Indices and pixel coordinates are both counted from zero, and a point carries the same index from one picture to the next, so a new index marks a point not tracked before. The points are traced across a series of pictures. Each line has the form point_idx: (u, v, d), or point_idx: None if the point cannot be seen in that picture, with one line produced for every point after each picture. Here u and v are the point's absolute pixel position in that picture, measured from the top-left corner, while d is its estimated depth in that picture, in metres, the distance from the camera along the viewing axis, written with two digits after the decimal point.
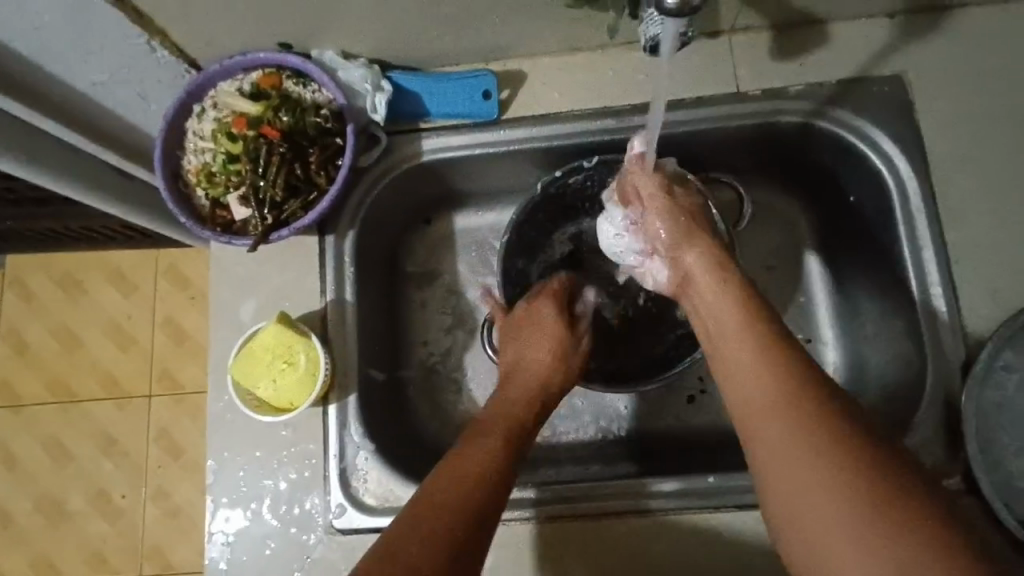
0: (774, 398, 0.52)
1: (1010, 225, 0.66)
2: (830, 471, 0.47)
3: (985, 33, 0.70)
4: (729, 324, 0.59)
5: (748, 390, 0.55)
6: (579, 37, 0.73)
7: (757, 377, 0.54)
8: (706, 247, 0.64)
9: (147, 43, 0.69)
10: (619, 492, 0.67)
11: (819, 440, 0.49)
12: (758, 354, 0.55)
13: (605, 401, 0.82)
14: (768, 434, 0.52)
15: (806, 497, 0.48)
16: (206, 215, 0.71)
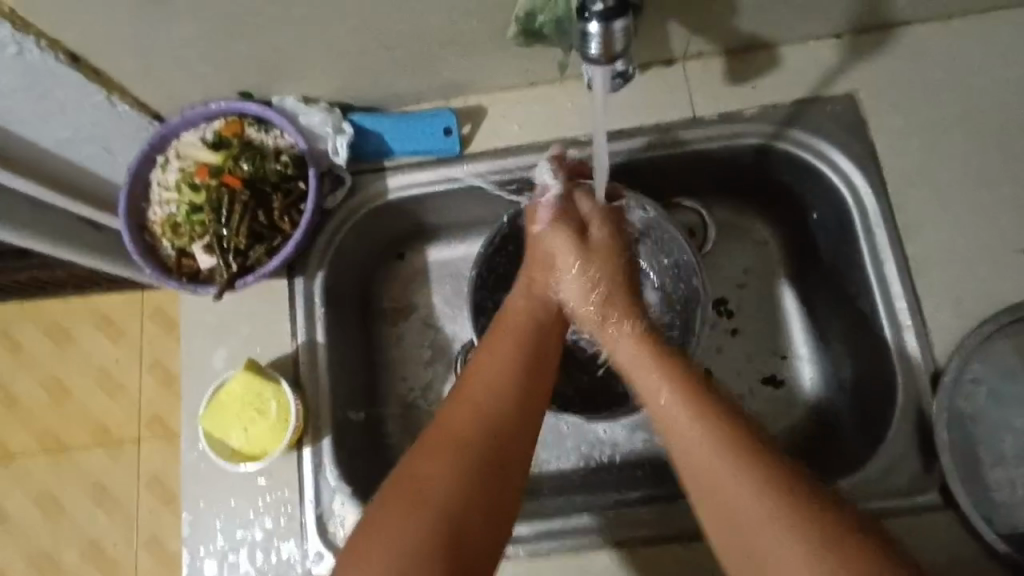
0: (701, 436, 0.54)
1: (968, 235, 0.67)
2: (753, 493, 0.50)
3: (932, 49, 0.71)
4: (647, 373, 0.62)
5: (677, 432, 0.56)
6: (536, 71, 0.74)
7: (679, 411, 0.57)
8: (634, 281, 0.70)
9: (108, 99, 0.68)
10: (596, 522, 0.67)
11: (744, 466, 0.52)
12: (681, 394, 0.58)
13: (587, 427, 0.81)
14: (697, 470, 0.53)
15: (743, 520, 0.50)
16: (172, 265, 0.71)
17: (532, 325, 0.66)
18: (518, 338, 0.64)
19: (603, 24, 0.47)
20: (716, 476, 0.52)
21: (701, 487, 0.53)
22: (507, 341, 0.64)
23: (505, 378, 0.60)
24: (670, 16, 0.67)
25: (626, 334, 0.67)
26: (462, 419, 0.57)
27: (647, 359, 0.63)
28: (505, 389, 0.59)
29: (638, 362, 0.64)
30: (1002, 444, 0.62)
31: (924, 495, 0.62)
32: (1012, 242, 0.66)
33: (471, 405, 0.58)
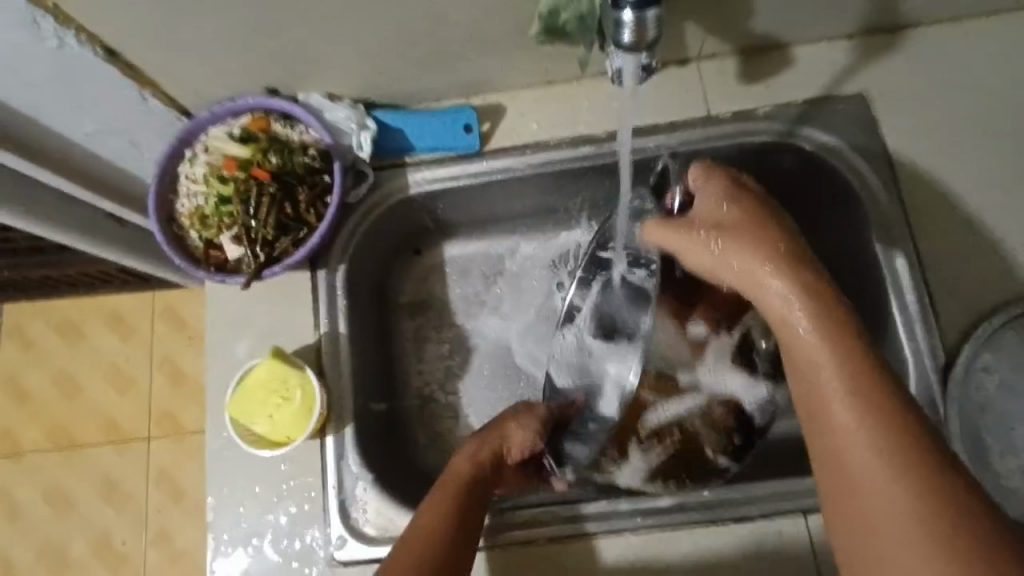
0: (845, 394, 0.47)
1: (978, 231, 0.68)
2: (884, 463, 0.44)
3: (940, 50, 0.73)
4: (797, 338, 0.51)
5: (813, 386, 0.49)
6: (554, 70, 0.76)
7: (829, 370, 0.48)
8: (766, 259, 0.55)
9: (139, 93, 0.71)
10: (553, 518, 0.68)
11: (885, 434, 0.45)
12: (827, 361, 0.49)
13: None
14: (833, 420, 0.47)
15: (870, 477, 0.45)
16: (200, 255, 0.73)
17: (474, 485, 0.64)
18: (458, 486, 0.63)
19: (638, 12, 0.48)
20: (855, 430, 0.46)
21: (829, 436, 0.47)
22: (443, 487, 0.63)
23: (442, 517, 0.59)
24: (687, 16, 0.69)
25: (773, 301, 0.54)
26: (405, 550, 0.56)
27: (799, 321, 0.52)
28: (440, 535, 0.58)
29: (785, 328, 0.53)
30: (1013, 434, 0.63)
31: None
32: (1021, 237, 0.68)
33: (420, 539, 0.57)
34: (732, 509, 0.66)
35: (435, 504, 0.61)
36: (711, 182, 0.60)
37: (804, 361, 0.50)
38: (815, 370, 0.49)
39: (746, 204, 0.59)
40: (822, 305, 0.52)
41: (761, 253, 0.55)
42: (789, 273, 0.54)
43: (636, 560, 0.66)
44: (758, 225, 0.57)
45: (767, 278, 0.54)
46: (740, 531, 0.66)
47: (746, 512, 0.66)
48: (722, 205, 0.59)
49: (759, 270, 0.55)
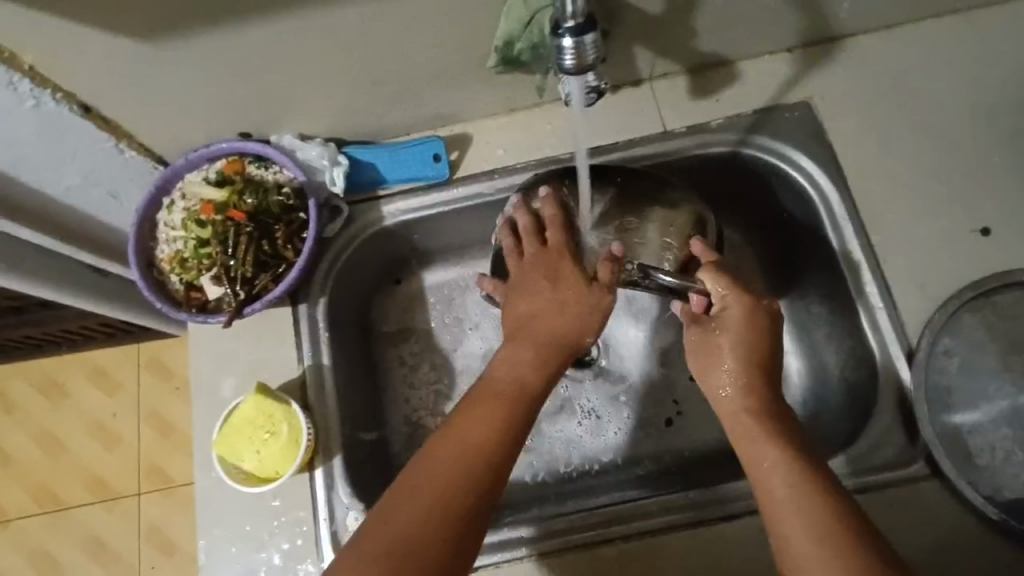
0: (795, 490, 0.53)
1: (926, 222, 0.72)
2: (817, 547, 0.50)
3: (874, 57, 0.78)
4: (750, 438, 0.59)
5: (768, 480, 0.55)
6: (516, 98, 0.79)
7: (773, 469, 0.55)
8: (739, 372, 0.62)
9: (116, 146, 0.72)
10: (600, 520, 0.69)
11: (820, 523, 0.51)
12: (772, 458, 0.56)
13: (576, 434, 0.85)
14: (777, 510, 0.53)
15: (804, 555, 0.50)
16: (181, 298, 0.75)
17: (525, 369, 0.61)
18: (498, 406, 0.58)
19: (575, 39, 0.51)
20: (794, 521, 0.52)
21: (773, 519, 0.53)
22: (477, 407, 0.58)
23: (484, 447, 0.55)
24: (635, 40, 0.73)
25: (738, 408, 0.61)
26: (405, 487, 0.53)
27: (760, 437, 0.58)
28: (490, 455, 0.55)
29: (746, 436, 0.59)
30: (979, 412, 0.65)
31: (910, 466, 0.65)
32: (965, 225, 0.71)
33: (465, 436, 0.56)
34: (719, 508, 0.68)
35: (479, 414, 0.57)
36: (729, 295, 0.64)
37: (756, 458, 0.57)
38: (765, 462, 0.56)
39: (739, 322, 0.63)
40: (781, 419, 0.60)
41: (742, 374, 0.62)
42: (755, 379, 0.62)
43: (628, 568, 0.67)
44: (743, 343, 0.63)
45: (737, 391, 0.62)
46: (730, 530, 0.67)
47: (733, 509, 0.68)
48: (713, 336, 0.64)
49: (729, 391, 0.62)
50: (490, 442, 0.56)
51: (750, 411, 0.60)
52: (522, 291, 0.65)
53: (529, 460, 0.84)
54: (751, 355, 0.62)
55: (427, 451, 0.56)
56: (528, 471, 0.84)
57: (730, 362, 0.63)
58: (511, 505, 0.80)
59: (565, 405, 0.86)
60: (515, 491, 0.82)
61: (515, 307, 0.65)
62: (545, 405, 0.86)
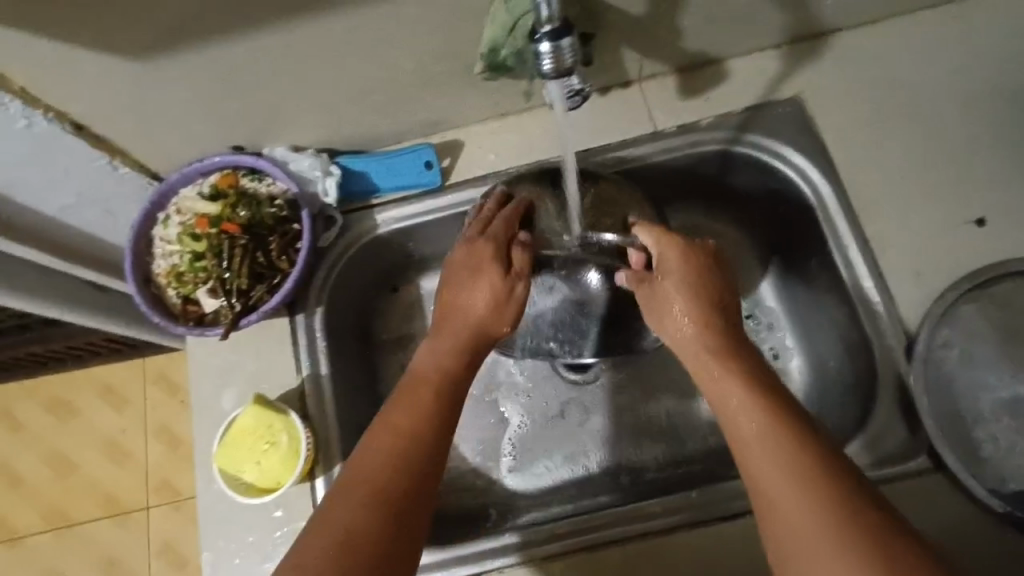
0: (763, 430, 0.51)
1: (920, 213, 0.72)
2: (789, 489, 0.48)
3: (862, 50, 0.78)
4: (719, 380, 0.56)
5: (737, 425, 0.53)
6: (506, 103, 0.80)
7: (744, 413, 0.53)
8: (691, 314, 0.61)
9: (110, 163, 0.73)
10: (593, 525, 0.69)
11: (788, 461, 0.49)
12: (742, 397, 0.54)
13: (569, 442, 0.85)
14: (750, 456, 0.51)
15: (779, 497, 0.48)
16: (178, 312, 0.75)
17: (445, 360, 0.60)
18: (415, 395, 0.58)
19: (553, 43, 0.52)
20: (769, 468, 0.50)
21: (749, 470, 0.51)
22: (405, 392, 0.58)
23: (422, 423, 0.56)
24: (622, 42, 0.73)
25: (699, 348, 0.59)
26: (346, 484, 0.52)
27: (727, 377, 0.56)
28: (429, 427, 0.56)
29: (710, 378, 0.57)
30: (980, 403, 0.65)
31: (912, 460, 0.64)
32: (960, 215, 0.71)
33: (403, 416, 0.56)
34: (721, 508, 0.67)
35: (411, 400, 0.57)
36: (662, 243, 0.64)
37: (727, 400, 0.55)
38: (736, 405, 0.54)
39: (676, 266, 0.63)
40: (740, 356, 0.58)
41: (692, 308, 0.61)
42: (706, 319, 0.60)
43: (631, 570, 0.67)
44: (691, 285, 0.62)
45: (695, 331, 0.60)
46: (733, 529, 0.67)
47: (735, 508, 0.67)
48: (656, 281, 0.63)
49: (685, 332, 0.61)
50: (426, 425, 0.56)
51: (709, 350, 0.59)
52: (449, 283, 0.64)
53: (536, 467, 0.84)
54: (699, 296, 0.61)
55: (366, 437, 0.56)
56: (535, 478, 0.84)
57: (680, 303, 0.61)
58: (515, 508, 0.81)
59: (569, 411, 0.86)
60: (518, 495, 0.83)
61: (445, 297, 0.64)
62: (549, 412, 0.86)
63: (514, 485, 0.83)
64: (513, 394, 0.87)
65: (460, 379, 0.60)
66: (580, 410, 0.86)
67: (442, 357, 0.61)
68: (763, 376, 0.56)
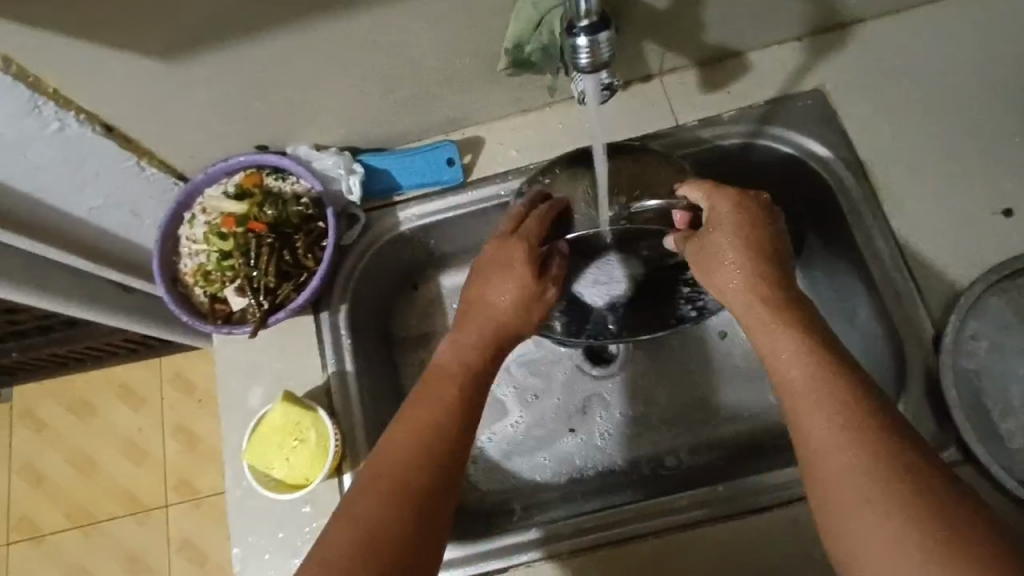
0: (813, 380, 0.51)
1: (946, 205, 0.71)
2: (840, 439, 0.47)
3: (885, 41, 0.78)
4: (770, 330, 0.55)
5: (787, 375, 0.52)
6: (526, 99, 0.80)
7: (794, 365, 0.52)
8: (745, 263, 0.59)
9: (138, 164, 0.74)
10: (615, 519, 0.69)
11: (838, 409, 0.48)
12: (796, 349, 0.53)
13: (586, 438, 0.85)
14: (799, 407, 0.50)
15: (830, 447, 0.47)
16: (206, 310, 0.76)
17: (467, 357, 0.61)
18: (447, 389, 0.58)
19: (591, 37, 0.52)
20: (822, 418, 0.49)
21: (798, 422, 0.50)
22: (441, 373, 0.60)
23: (443, 414, 0.56)
24: (644, 36, 0.73)
25: (751, 296, 0.58)
26: (380, 458, 0.54)
27: (779, 327, 0.55)
28: (460, 410, 0.57)
29: (760, 328, 0.56)
30: (1009, 394, 0.65)
31: (941, 453, 0.64)
32: (987, 206, 0.71)
33: (427, 410, 0.56)
34: (748, 501, 0.67)
35: (435, 395, 0.58)
36: (715, 196, 0.63)
37: (778, 351, 0.54)
38: (789, 355, 0.53)
39: (728, 215, 0.61)
40: (790, 306, 0.56)
41: (745, 259, 0.59)
42: (762, 267, 0.59)
43: (659, 563, 0.67)
44: (742, 234, 0.60)
45: (746, 281, 0.59)
46: (761, 523, 0.67)
47: (762, 502, 0.67)
48: (708, 233, 0.62)
49: (736, 284, 0.59)
50: (451, 417, 0.56)
51: (762, 298, 0.57)
52: (475, 274, 0.66)
53: (549, 461, 0.84)
54: (753, 244, 0.60)
55: (402, 418, 0.56)
56: (546, 471, 0.84)
57: (733, 253, 0.60)
58: (538, 504, 0.81)
59: (586, 407, 0.86)
60: (541, 490, 0.83)
61: (471, 289, 0.65)
62: (572, 409, 0.86)
63: (533, 481, 0.84)
64: (530, 388, 0.88)
65: (482, 373, 0.61)
66: (597, 406, 0.86)
67: (465, 351, 0.61)
68: (818, 328, 0.55)
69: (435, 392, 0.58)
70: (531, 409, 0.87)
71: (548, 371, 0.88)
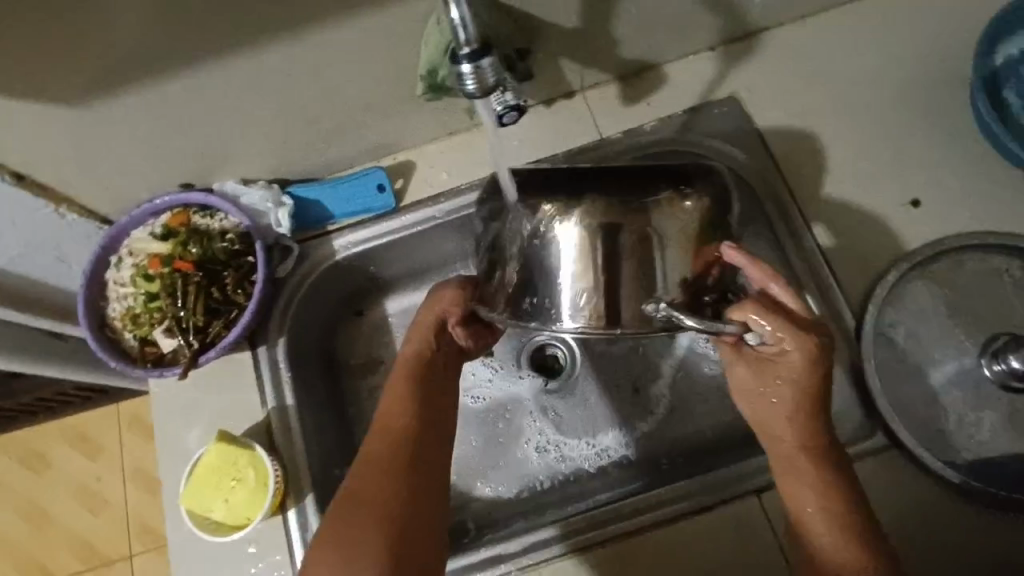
0: (807, 488, 0.61)
1: (859, 200, 0.74)
2: None
3: (792, 47, 0.81)
4: (799, 483, 0.61)
5: (784, 480, 0.62)
6: (453, 121, 0.81)
7: (817, 519, 0.60)
8: (795, 416, 0.62)
9: (56, 211, 0.73)
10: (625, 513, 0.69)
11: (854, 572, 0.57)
12: (822, 507, 0.60)
13: (539, 451, 0.85)
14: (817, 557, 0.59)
15: None
16: (136, 354, 0.75)
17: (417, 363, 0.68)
18: (404, 389, 0.67)
19: (473, 63, 0.53)
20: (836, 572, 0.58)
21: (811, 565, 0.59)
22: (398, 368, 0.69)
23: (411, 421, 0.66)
24: (560, 54, 0.75)
25: (796, 448, 0.62)
26: (366, 467, 0.63)
27: (813, 483, 0.61)
28: (416, 415, 0.66)
29: (792, 476, 0.62)
30: (928, 378, 0.67)
31: (870, 439, 0.66)
32: (897, 199, 0.74)
33: (395, 413, 0.66)
34: (690, 502, 0.68)
35: (397, 396, 0.67)
36: (790, 338, 0.59)
37: (806, 505, 0.61)
38: (816, 509, 0.60)
39: (801, 368, 0.60)
40: (816, 432, 0.62)
41: (794, 399, 0.62)
42: (811, 421, 0.62)
43: (609, 572, 0.67)
44: (803, 388, 0.61)
45: (791, 436, 0.63)
46: (705, 524, 0.68)
47: (706, 501, 0.68)
48: (772, 372, 0.63)
49: (785, 436, 0.63)
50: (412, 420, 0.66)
51: (805, 454, 0.62)
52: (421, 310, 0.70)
53: (492, 473, 0.84)
54: (809, 400, 0.62)
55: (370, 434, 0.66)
56: (475, 478, 0.84)
57: (789, 405, 0.63)
58: (492, 522, 0.81)
59: (526, 415, 0.86)
60: (495, 508, 0.83)
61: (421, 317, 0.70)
62: (523, 424, 0.86)
63: (490, 499, 0.83)
64: (484, 398, 0.87)
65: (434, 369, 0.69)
66: (549, 419, 0.86)
67: (423, 352, 0.69)
68: (849, 485, 0.61)
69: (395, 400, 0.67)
70: (473, 403, 0.87)
71: (499, 387, 0.88)
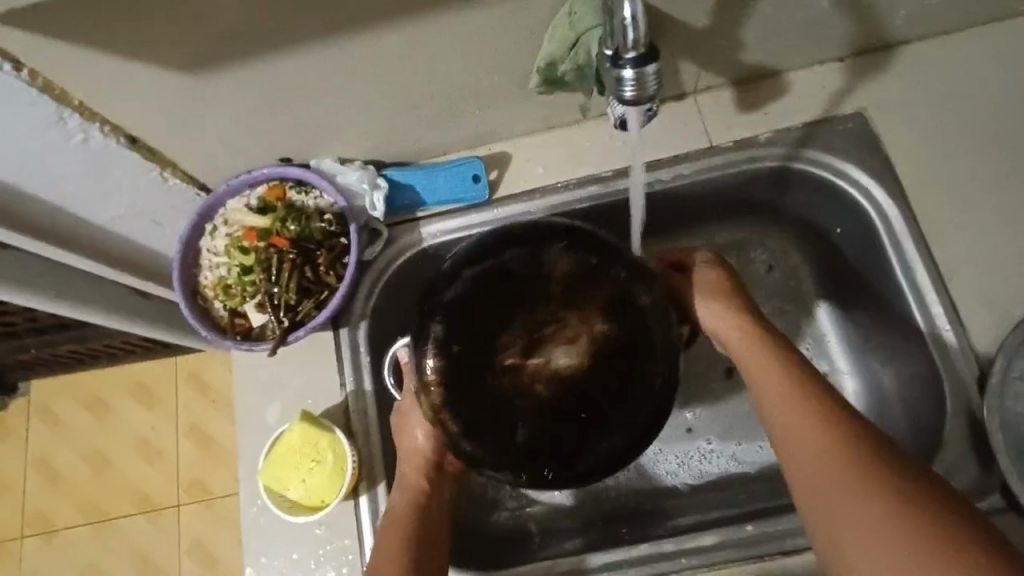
0: (785, 396, 0.59)
1: (994, 238, 0.68)
2: (845, 487, 0.51)
3: (931, 63, 0.74)
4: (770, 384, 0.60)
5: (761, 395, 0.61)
6: (556, 116, 0.78)
7: (790, 418, 0.57)
8: (746, 329, 0.65)
9: (161, 175, 0.73)
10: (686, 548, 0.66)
11: (839, 458, 0.53)
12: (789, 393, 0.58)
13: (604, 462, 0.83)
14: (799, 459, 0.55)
15: (833, 501, 0.51)
16: (225, 324, 0.75)
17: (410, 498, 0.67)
18: (399, 529, 0.65)
19: (637, 69, 0.52)
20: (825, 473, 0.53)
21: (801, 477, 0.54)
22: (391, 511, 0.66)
23: (410, 538, 0.64)
24: (681, 53, 0.71)
25: (762, 359, 0.62)
26: None
27: (785, 385, 0.59)
28: (415, 529, 0.65)
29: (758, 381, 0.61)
30: None
31: (984, 500, 0.62)
32: None
33: (396, 534, 0.64)
34: (778, 542, 0.65)
35: (391, 527, 0.65)
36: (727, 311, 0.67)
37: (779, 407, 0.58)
38: (790, 402, 0.58)
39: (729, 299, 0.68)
40: (775, 346, 0.63)
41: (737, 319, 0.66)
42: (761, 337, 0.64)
43: None
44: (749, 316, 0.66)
45: (754, 347, 0.63)
46: (789, 567, 0.64)
47: (794, 543, 0.65)
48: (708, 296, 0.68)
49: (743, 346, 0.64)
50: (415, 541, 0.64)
51: (768, 360, 0.62)
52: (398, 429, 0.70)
53: None
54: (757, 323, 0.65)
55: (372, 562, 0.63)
56: None
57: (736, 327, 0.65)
58: (556, 530, 0.80)
59: None
60: (559, 516, 0.81)
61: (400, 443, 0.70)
62: None
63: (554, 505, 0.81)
64: None
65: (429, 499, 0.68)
66: None
67: (409, 487, 0.68)
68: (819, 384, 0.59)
69: (393, 523, 0.65)
70: None
71: None
